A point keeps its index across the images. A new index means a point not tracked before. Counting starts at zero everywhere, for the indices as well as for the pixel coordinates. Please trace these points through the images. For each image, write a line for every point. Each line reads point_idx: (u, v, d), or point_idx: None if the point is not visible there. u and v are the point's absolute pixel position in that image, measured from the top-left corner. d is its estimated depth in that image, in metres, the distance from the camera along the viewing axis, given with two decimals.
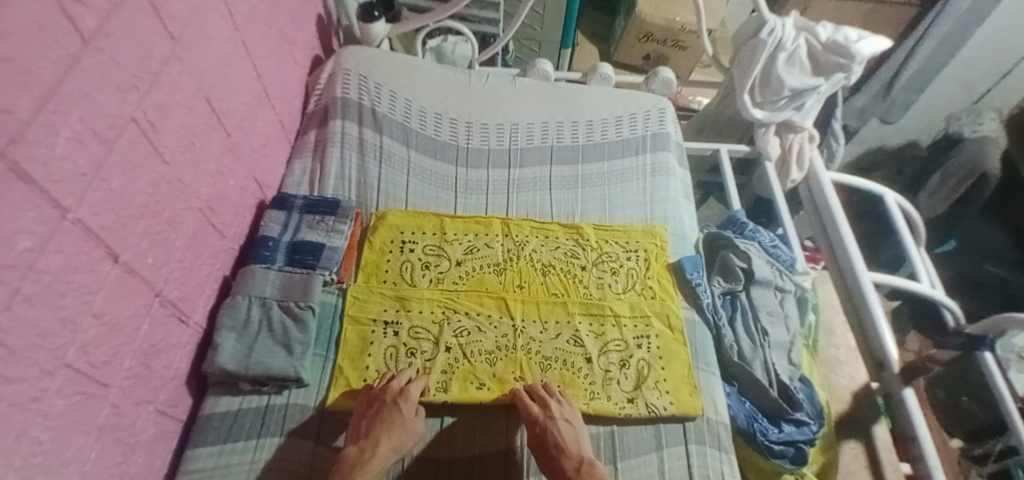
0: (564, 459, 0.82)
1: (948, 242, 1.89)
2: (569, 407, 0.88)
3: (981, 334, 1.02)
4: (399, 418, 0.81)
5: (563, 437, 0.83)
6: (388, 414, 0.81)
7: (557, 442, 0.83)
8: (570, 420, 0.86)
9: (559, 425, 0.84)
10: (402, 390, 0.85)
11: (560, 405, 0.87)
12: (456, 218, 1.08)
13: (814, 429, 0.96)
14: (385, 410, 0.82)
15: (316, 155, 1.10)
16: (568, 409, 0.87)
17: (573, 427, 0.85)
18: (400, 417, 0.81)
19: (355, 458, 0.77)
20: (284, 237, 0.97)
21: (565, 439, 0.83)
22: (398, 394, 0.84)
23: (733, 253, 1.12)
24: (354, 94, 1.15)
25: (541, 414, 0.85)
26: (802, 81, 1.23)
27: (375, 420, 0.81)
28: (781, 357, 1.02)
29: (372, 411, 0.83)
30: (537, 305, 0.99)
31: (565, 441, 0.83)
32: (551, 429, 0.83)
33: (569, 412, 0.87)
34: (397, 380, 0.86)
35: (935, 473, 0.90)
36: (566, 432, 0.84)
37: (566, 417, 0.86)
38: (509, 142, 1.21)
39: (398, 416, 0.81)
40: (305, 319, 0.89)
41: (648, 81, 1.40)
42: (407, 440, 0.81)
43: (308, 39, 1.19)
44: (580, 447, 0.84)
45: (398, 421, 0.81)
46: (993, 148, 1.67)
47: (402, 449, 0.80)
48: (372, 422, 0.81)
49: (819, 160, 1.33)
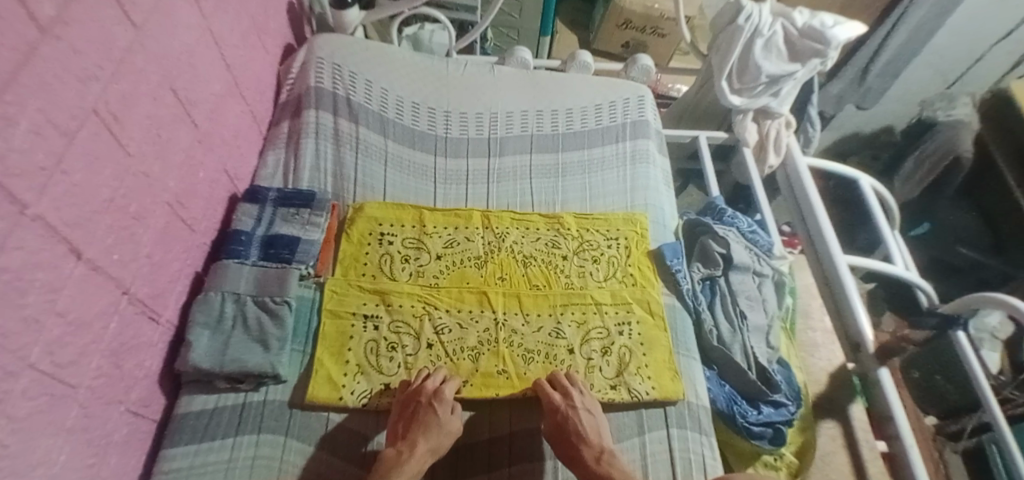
0: (584, 448, 0.83)
1: (921, 225, 1.95)
2: (592, 399, 0.89)
3: (953, 313, 1.05)
4: (434, 421, 0.81)
5: (585, 426, 0.84)
6: (423, 416, 0.81)
7: (579, 430, 0.84)
8: (592, 410, 0.87)
9: (581, 415, 0.85)
10: (438, 392, 0.84)
11: (582, 395, 0.88)
12: (436, 210, 1.06)
13: (792, 410, 0.98)
14: (422, 413, 0.81)
15: (290, 146, 1.08)
16: (586, 396, 0.88)
17: (595, 416, 0.87)
18: (435, 420, 0.81)
19: (392, 460, 0.78)
20: (258, 231, 0.95)
21: (586, 428, 0.84)
22: (432, 395, 0.84)
23: (711, 239, 1.13)
24: (328, 84, 1.13)
25: (563, 404, 0.85)
26: (780, 68, 1.24)
27: (412, 423, 0.82)
28: (759, 341, 1.03)
29: (409, 411, 0.83)
30: (519, 297, 0.98)
31: (585, 429, 0.84)
32: (570, 414, 0.84)
33: (590, 401, 0.88)
34: (431, 381, 0.86)
35: (912, 452, 0.91)
36: (587, 422, 0.85)
37: (586, 404, 0.87)
38: (489, 132, 1.20)
39: (432, 418, 0.81)
40: (281, 314, 0.87)
41: (627, 69, 1.40)
42: (444, 439, 0.82)
43: (279, 27, 1.16)
44: (600, 437, 0.85)
45: (432, 421, 0.81)
46: (966, 132, 1.68)
47: (439, 449, 0.81)
48: (410, 424, 0.82)
49: (796, 145, 1.34)
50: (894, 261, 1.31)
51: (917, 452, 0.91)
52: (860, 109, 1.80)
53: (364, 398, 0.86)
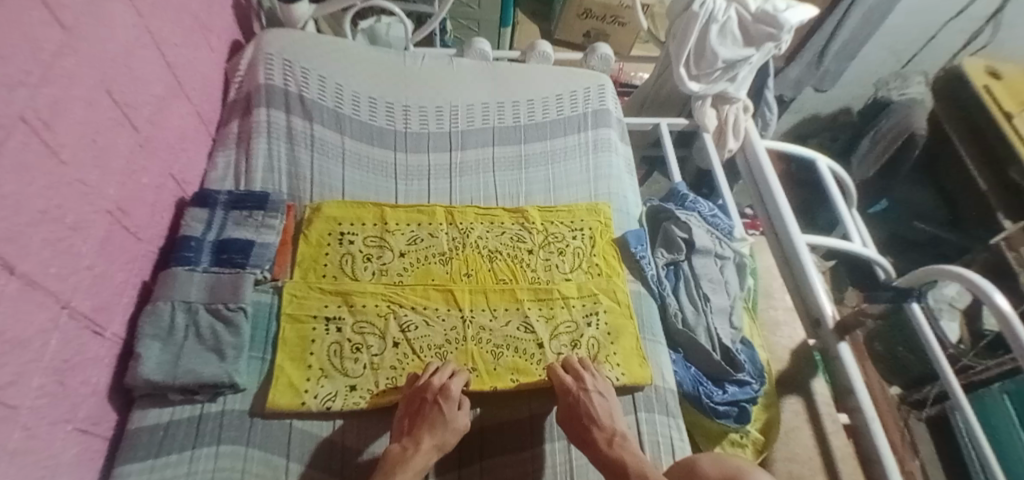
0: (596, 430, 0.83)
1: (880, 203, 2.05)
2: (603, 382, 0.89)
3: (907, 287, 1.07)
4: (440, 418, 0.81)
5: (596, 409, 0.85)
6: (428, 413, 0.81)
7: (589, 412, 0.84)
8: (604, 392, 0.88)
9: (593, 398, 0.85)
10: (444, 387, 0.84)
11: (593, 378, 0.89)
12: (398, 208, 1.04)
13: (756, 388, 0.99)
14: (427, 409, 0.81)
15: (241, 146, 1.04)
16: (596, 379, 0.89)
17: (609, 398, 0.87)
18: (441, 415, 0.81)
19: (398, 455, 0.78)
20: (209, 236, 0.91)
21: (598, 411, 0.84)
22: (438, 388, 0.83)
23: (674, 225, 1.14)
24: (279, 81, 1.09)
25: (575, 388, 0.86)
26: (735, 53, 1.25)
27: (418, 419, 0.81)
28: (723, 322, 1.04)
29: (415, 407, 0.82)
30: (486, 293, 0.97)
31: (597, 412, 0.84)
32: (580, 397, 0.85)
33: (602, 384, 0.88)
34: (439, 377, 0.85)
35: (873, 424, 0.94)
36: (599, 405, 0.85)
37: (597, 386, 0.87)
38: (450, 126, 1.18)
39: (438, 413, 0.81)
40: (237, 322, 0.84)
41: (587, 58, 1.40)
42: (449, 436, 0.81)
43: (224, 24, 1.12)
44: (613, 419, 0.85)
45: (439, 414, 0.81)
46: (920, 109, 1.77)
47: (443, 446, 0.80)
48: (415, 420, 0.81)
49: (754, 130, 1.36)
50: (852, 239, 1.34)
51: (878, 423, 0.94)
52: (818, 91, 1.85)
53: (328, 402, 0.83)
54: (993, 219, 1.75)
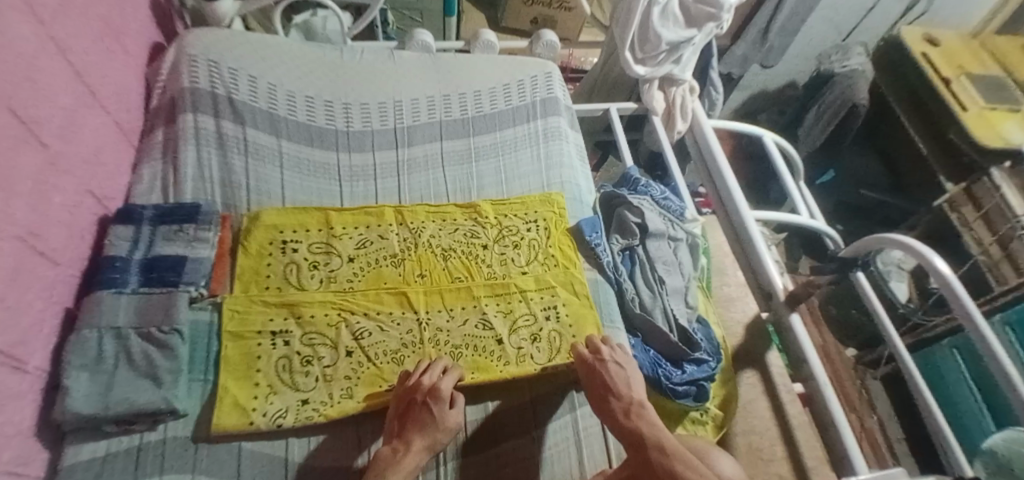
0: (615, 401, 0.83)
1: (827, 172, 2.11)
2: (622, 354, 0.89)
3: (852, 257, 1.07)
4: (430, 419, 0.78)
5: (613, 381, 0.85)
6: (418, 415, 0.78)
7: (607, 383, 0.84)
8: (623, 363, 0.87)
9: (612, 370, 0.86)
10: (435, 385, 0.81)
11: (610, 350, 0.88)
12: (343, 210, 1.00)
13: (713, 366, 1.01)
14: (417, 411, 0.79)
15: (167, 156, 0.98)
16: (614, 352, 0.88)
17: (630, 368, 0.87)
18: (431, 416, 0.78)
19: (387, 458, 0.76)
20: (136, 255, 0.86)
21: (615, 382, 0.85)
22: (430, 385, 0.81)
23: (627, 210, 1.13)
24: (205, 84, 1.03)
25: (592, 364, 0.87)
26: (678, 35, 1.25)
27: (407, 421, 0.79)
28: (678, 303, 1.05)
29: (404, 407, 0.80)
30: (441, 293, 0.95)
31: (618, 381, 0.85)
32: (599, 368, 0.86)
33: (621, 355, 0.89)
34: (430, 376, 0.82)
35: (827, 391, 0.95)
36: (618, 374, 0.86)
37: (614, 359, 0.87)
38: (394, 122, 1.14)
39: (427, 414, 0.78)
40: (172, 344, 0.79)
41: (532, 46, 1.37)
42: (442, 437, 0.78)
43: (140, 26, 1.04)
44: (634, 387, 0.85)
45: (427, 415, 0.78)
46: (860, 81, 1.83)
47: (437, 446, 0.78)
48: (404, 422, 0.79)
49: (700, 110, 1.37)
50: (799, 212, 1.37)
51: (831, 390, 0.96)
52: (765, 68, 1.87)
53: (278, 418, 0.79)
54: (937, 182, 1.89)
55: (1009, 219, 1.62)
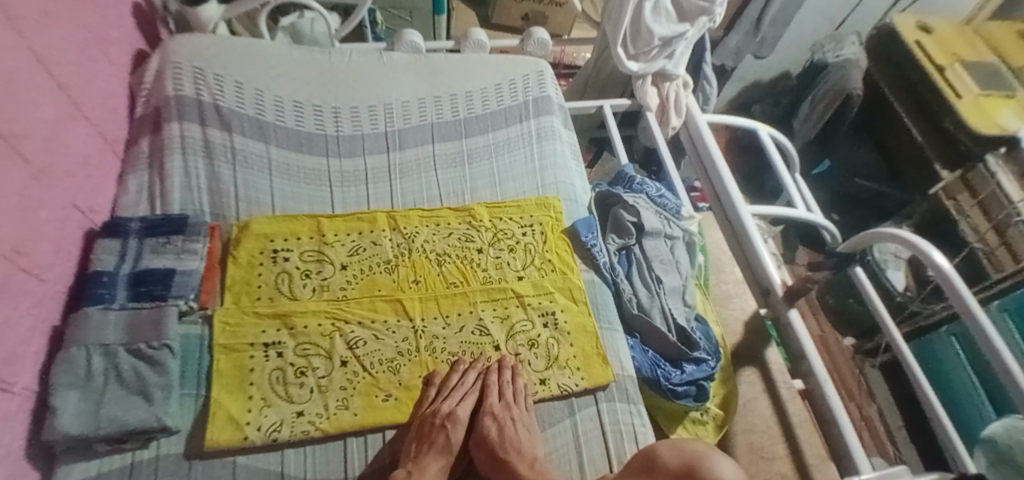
0: (516, 457, 0.80)
1: (822, 163, 2.12)
2: (516, 410, 0.84)
3: (850, 252, 1.04)
4: (446, 444, 0.80)
5: (506, 449, 0.81)
6: (436, 437, 0.79)
7: (498, 450, 0.81)
8: (517, 425, 0.84)
9: (501, 435, 0.82)
10: (452, 410, 0.82)
11: (506, 409, 0.84)
12: (335, 216, 0.98)
13: (712, 365, 0.98)
14: (434, 434, 0.80)
15: (153, 167, 0.96)
16: (503, 411, 0.84)
17: (526, 432, 0.83)
18: (446, 440, 0.80)
19: None
20: (123, 270, 0.84)
21: (507, 448, 0.81)
22: (449, 409, 0.82)
23: (622, 209, 1.12)
24: (190, 91, 1.01)
25: (493, 431, 0.83)
26: (670, 30, 1.24)
27: (423, 442, 0.79)
28: (677, 302, 1.03)
29: (422, 430, 0.80)
30: (437, 300, 0.93)
31: (513, 445, 0.81)
32: (490, 431, 0.83)
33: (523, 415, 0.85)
34: (448, 402, 0.83)
35: (827, 386, 0.95)
36: (524, 433, 0.83)
37: (505, 423, 0.83)
38: (385, 125, 1.12)
39: (443, 437, 0.80)
40: (162, 360, 0.77)
41: (523, 44, 1.35)
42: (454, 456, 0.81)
43: (123, 34, 1.02)
44: (525, 449, 0.81)
45: (443, 438, 0.80)
46: (854, 70, 1.82)
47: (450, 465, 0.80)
48: (421, 445, 0.79)
49: (695, 105, 1.36)
50: (796, 206, 1.36)
51: (831, 385, 0.95)
52: (758, 59, 1.86)
53: (273, 432, 0.78)
54: (932, 170, 1.89)
55: (1004, 205, 1.63)
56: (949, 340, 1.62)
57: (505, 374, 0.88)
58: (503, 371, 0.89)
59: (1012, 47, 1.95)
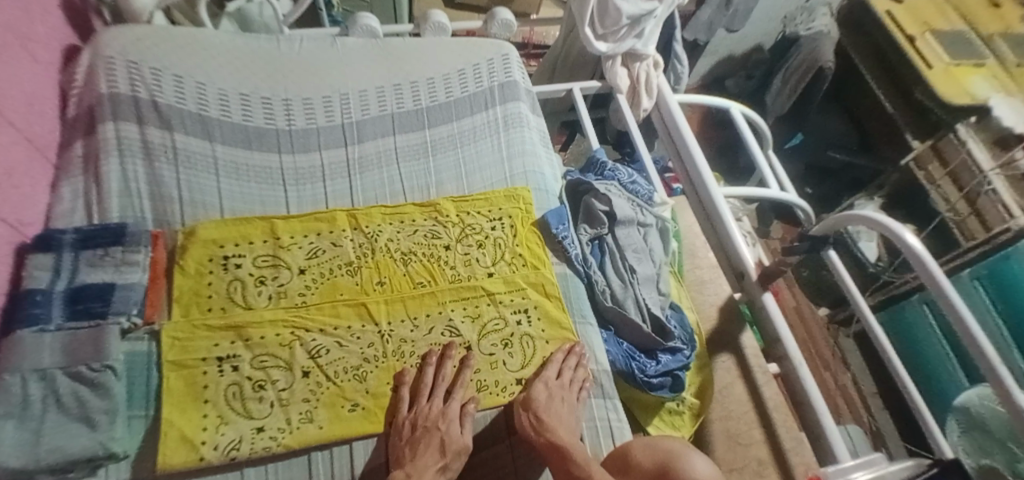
0: (557, 426, 0.79)
1: (795, 136, 2.11)
2: (567, 388, 0.85)
3: (823, 235, 0.97)
4: (440, 443, 0.76)
5: (547, 414, 0.80)
6: (428, 439, 0.76)
7: (538, 413, 0.80)
8: (561, 398, 0.83)
9: (547, 402, 0.81)
10: (443, 410, 0.80)
11: (559, 386, 0.84)
12: (290, 218, 0.93)
13: (688, 354, 0.95)
14: (428, 436, 0.76)
15: (89, 172, 0.90)
16: (553, 384, 0.84)
17: (566, 405, 0.83)
18: (440, 442, 0.76)
19: None
20: (59, 286, 0.79)
21: (548, 413, 0.80)
22: (437, 409, 0.79)
23: (593, 198, 1.08)
24: (126, 88, 0.94)
25: (541, 396, 0.82)
26: (639, 8, 1.19)
27: (416, 446, 0.75)
28: (651, 291, 1.00)
29: (414, 434, 0.77)
30: (403, 301, 0.89)
31: (556, 411, 0.81)
32: (538, 395, 0.82)
33: (575, 390, 0.85)
34: (436, 403, 0.80)
35: (801, 368, 0.93)
36: (564, 409, 0.83)
37: (555, 393, 0.83)
38: (341, 117, 1.06)
39: (437, 439, 0.76)
40: (105, 382, 0.73)
41: (487, 26, 1.29)
42: (452, 459, 0.76)
43: (50, 29, 0.94)
44: (565, 420, 0.81)
45: (437, 440, 0.76)
46: (826, 42, 1.80)
47: (448, 468, 0.75)
48: (416, 447, 0.75)
49: (666, 86, 1.32)
50: (769, 184, 1.33)
51: (805, 368, 0.94)
52: (731, 33, 1.82)
53: (231, 450, 0.73)
54: (903, 140, 1.89)
55: (975, 174, 1.63)
56: (920, 307, 1.63)
57: (567, 358, 0.89)
58: (566, 356, 0.89)
59: (981, 14, 1.95)
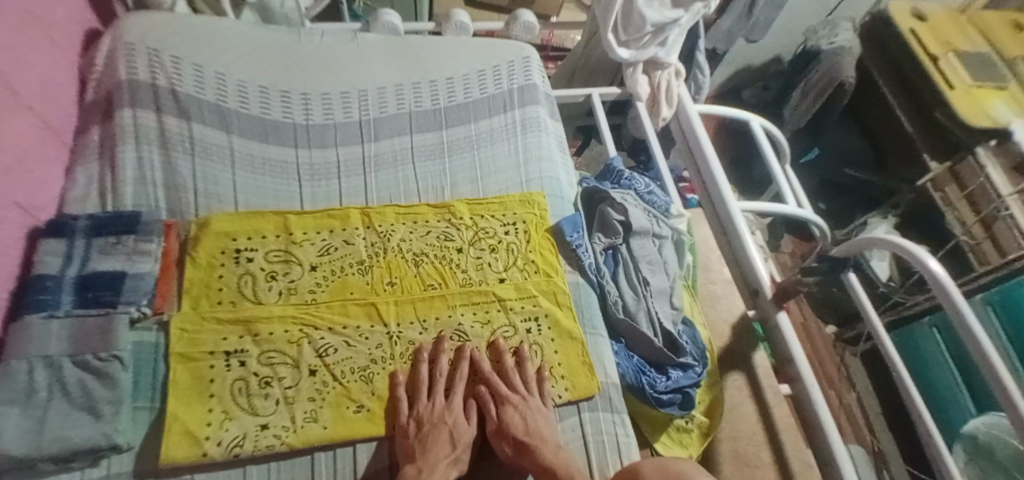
0: (534, 441, 0.78)
1: (812, 150, 2.07)
2: (530, 399, 0.83)
3: (845, 256, 0.94)
4: (445, 441, 0.77)
5: (527, 436, 0.79)
6: (434, 435, 0.76)
7: (518, 438, 0.79)
8: (535, 412, 0.82)
9: (523, 424, 0.80)
10: (447, 405, 0.81)
11: (524, 401, 0.82)
12: (304, 214, 0.93)
13: (699, 371, 0.94)
14: (435, 431, 0.77)
15: (104, 157, 0.89)
16: (522, 403, 0.82)
17: (542, 417, 0.82)
18: (450, 436, 0.78)
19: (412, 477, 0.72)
20: (69, 273, 0.78)
21: (528, 435, 0.79)
22: (440, 405, 0.81)
23: (609, 207, 1.06)
24: (145, 74, 0.94)
25: (516, 420, 0.80)
26: (663, 15, 1.19)
27: (426, 440, 0.76)
28: (663, 304, 0.98)
29: (421, 428, 0.77)
30: (413, 303, 0.88)
31: (533, 430, 0.79)
32: (511, 421, 0.80)
33: (533, 405, 0.83)
34: (427, 405, 0.80)
35: (813, 391, 0.91)
36: (543, 425, 0.81)
37: (525, 410, 0.81)
38: (359, 114, 1.06)
39: (446, 433, 0.78)
40: (111, 373, 0.72)
41: (509, 27, 1.28)
42: (461, 451, 0.78)
43: (70, 13, 0.93)
44: (546, 436, 0.79)
45: (446, 433, 0.78)
46: (846, 58, 1.79)
47: (459, 459, 0.78)
48: (424, 442, 0.76)
49: (686, 95, 1.31)
50: (786, 200, 1.31)
51: (818, 390, 0.91)
52: (750, 41, 1.81)
53: (234, 448, 0.72)
54: (920, 160, 1.86)
55: (993, 199, 1.61)
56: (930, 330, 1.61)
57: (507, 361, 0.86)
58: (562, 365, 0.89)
59: (1004, 37, 1.92)
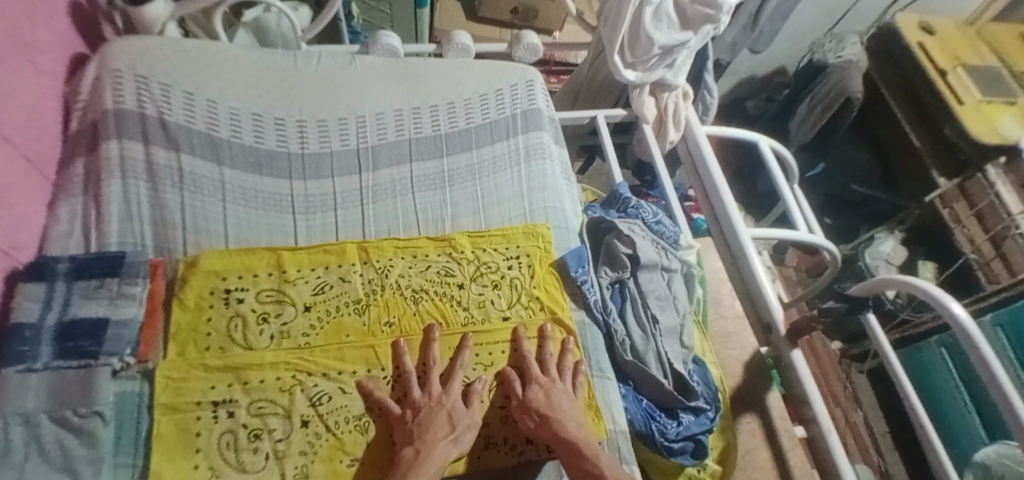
0: (552, 417, 0.78)
1: (817, 166, 2.03)
2: (558, 382, 0.83)
3: (863, 297, 0.89)
4: (446, 422, 0.75)
5: (548, 408, 0.79)
6: (434, 419, 0.75)
7: (541, 411, 0.79)
8: (557, 391, 0.82)
9: (546, 401, 0.80)
10: (445, 392, 0.79)
11: (550, 382, 0.83)
12: (298, 249, 0.88)
13: (711, 416, 0.90)
14: (436, 415, 0.76)
15: (89, 193, 0.85)
16: (548, 383, 0.82)
17: (563, 395, 0.82)
18: (450, 418, 0.76)
19: (410, 461, 0.71)
20: (49, 320, 0.74)
21: (549, 409, 0.79)
22: (437, 392, 0.79)
23: (616, 239, 1.02)
24: (133, 103, 0.90)
25: (538, 398, 0.80)
26: (672, 38, 1.14)
27: (426, 428, 0.74)
28: (673, 344, 0.94)
29: (423, 411, 0.76)
30: (412, 345, 0.84)
31: (551, 407, 0.79)
32: (534, 396, 0.80)
33: (557, 387, 0.83)
34: (433, 387, 0.79)
35: (830, 437, 0.87)
36: (560, 401, 0.81)
37: (551, 389, 0.82)
38: (357, 141, 1.02)
39: (444, 416, 0.76)
40: (92, 430, 0.68)
41: (513, 49, 1.24)
42: (462, 431, 0.76)
43: (55, 38, 0.89)
44: (567, 412, 0.80)
45: (444, 415, 0.76)
46: (854, 72, 1.74)
47: (459, 440, 0.75)
48: (422, 425, 0.74)
49: (694, 118, 1.27)
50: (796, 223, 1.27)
51: (835, 438, 0.87)
52: (754, 53, 1.77)
53: None
54: (928, 176, 1.83)
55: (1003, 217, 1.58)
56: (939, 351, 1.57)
57: (547, 348, 0.88)
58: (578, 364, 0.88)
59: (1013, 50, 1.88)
